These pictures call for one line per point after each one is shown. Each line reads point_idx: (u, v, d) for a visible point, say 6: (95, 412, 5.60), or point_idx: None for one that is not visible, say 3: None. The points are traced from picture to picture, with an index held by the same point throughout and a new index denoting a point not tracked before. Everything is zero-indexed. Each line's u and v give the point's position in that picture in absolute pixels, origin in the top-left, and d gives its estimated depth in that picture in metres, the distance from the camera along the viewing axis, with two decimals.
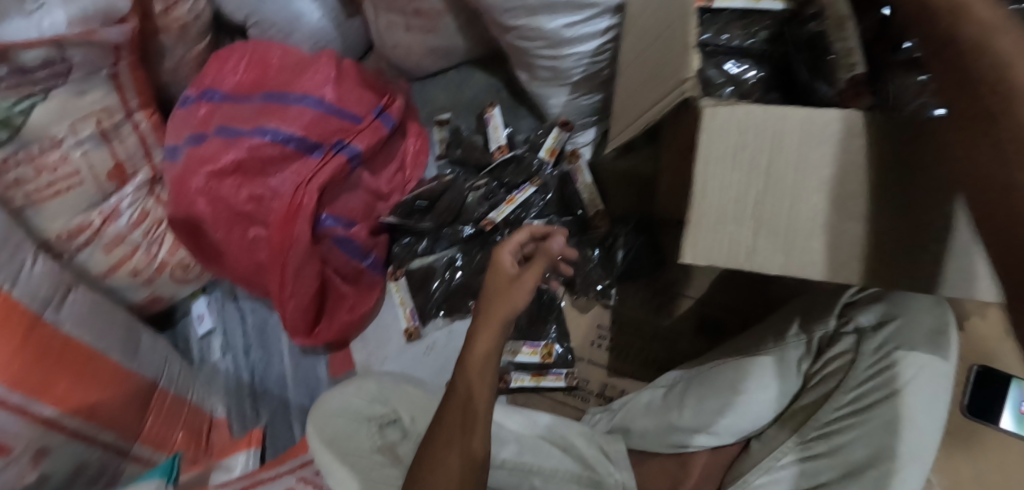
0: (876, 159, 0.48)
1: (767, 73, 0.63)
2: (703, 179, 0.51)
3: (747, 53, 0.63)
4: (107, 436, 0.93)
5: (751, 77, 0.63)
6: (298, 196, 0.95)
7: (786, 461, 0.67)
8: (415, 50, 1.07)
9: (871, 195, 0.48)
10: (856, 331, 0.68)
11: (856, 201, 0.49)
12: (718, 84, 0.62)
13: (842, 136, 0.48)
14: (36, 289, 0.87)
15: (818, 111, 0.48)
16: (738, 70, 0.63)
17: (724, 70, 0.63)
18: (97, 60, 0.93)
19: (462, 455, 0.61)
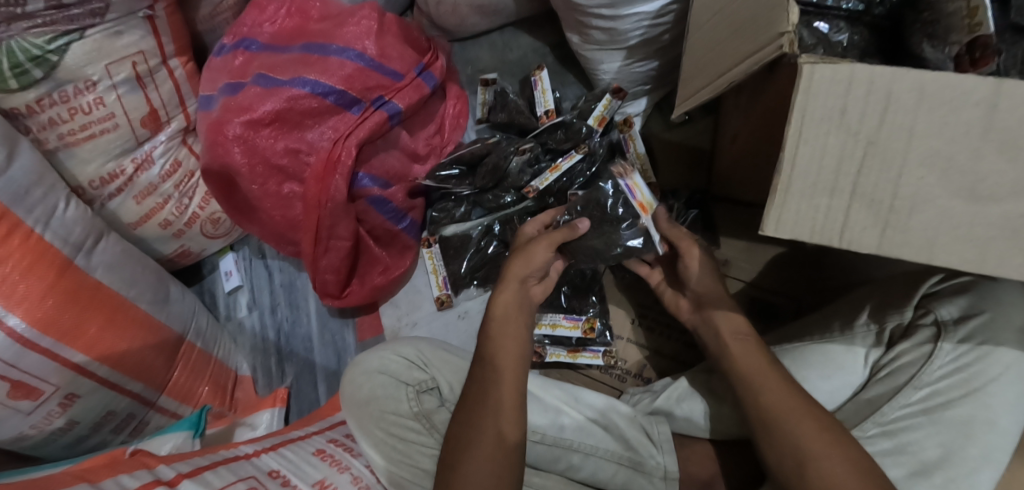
0: (982, 135, 0.46)
1: (859, 37, 0.60)
2: (795, 144, 0.50)
3: (839, 14, 0.60)
4: (135, 386, 0.92)
5: (843, 40, 0.60)
6: (336, 150, 0.92)
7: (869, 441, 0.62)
8: (460, 8, 1.02)
9: (983, 175, 0.47)
10: (935, 323, 0.64)
11: (955, 177, 0.47)
12: (811, 45, 0.59)
13: (952, 106, 0.46)
14: (69, 232, 0.86)
15: (930, 74, 0.46)
16: (830, 32, 0.60)
17: (815, 31, 0.60)
18: (134, 0, 0.90)
19: (496, 435, 0.65)
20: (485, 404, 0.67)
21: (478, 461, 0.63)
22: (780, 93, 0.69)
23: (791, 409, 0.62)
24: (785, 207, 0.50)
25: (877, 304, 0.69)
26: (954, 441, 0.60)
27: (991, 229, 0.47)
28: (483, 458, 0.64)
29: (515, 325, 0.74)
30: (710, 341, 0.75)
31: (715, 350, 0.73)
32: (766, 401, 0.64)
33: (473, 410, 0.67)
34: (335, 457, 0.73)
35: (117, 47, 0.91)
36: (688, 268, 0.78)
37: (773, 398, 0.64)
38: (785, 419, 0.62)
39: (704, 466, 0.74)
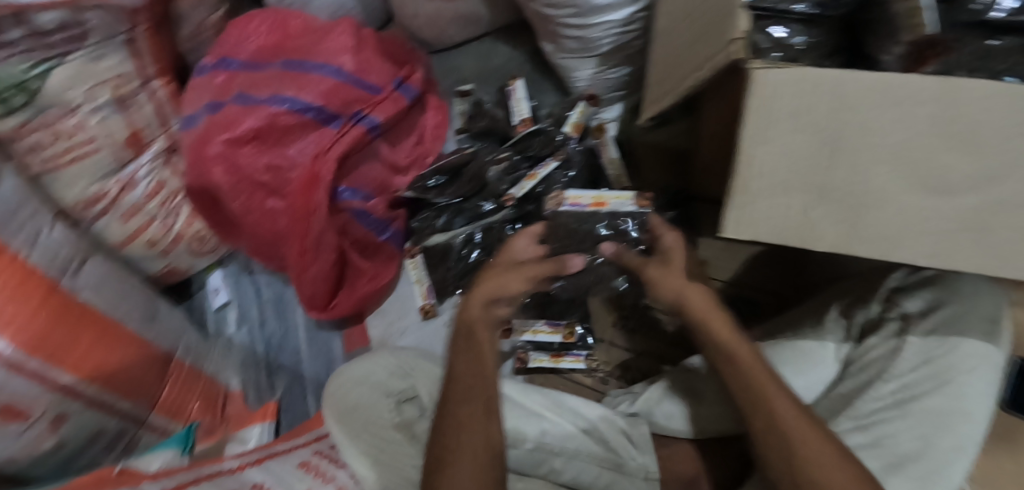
0: (931, 131, 0.47)
1: (817, 39, 0.61)
2: (750, 148, 0.51)
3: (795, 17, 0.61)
4: (124, 404, 0.93)
5: (799, 42, 0.61)
6: (317, 165, 0.94)
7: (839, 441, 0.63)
8: (437, 19, 1.04)
9: (935, 169, 0.48)
10: (901, 317, 0.67)
11: (910, 175, 0.48)
12: (765, 49, 0.61)
13: (905, 102, 0.47)
14: (56, 252, 0.87)
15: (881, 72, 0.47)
16: (785, 34, 0.61)
17: (770, 35, 0.61)
18: (114, 24, 0.92)
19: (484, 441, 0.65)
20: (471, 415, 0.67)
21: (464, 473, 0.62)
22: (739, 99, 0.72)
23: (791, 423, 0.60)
24: (744, 208, 0.52)
25: (845, 299, 0.72)
26: (928, 433, 0.60)
27: (947, 223, 0.48)
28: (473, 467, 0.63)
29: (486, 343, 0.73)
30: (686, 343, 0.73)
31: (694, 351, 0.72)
32: (767, 414, 0.61)
33: (453, 426, 0.66)
34: (319, 470, 0.74)
35: (98, 71, 0.93)
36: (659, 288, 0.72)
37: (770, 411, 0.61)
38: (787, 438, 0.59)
39: (687, 465, 0.76)
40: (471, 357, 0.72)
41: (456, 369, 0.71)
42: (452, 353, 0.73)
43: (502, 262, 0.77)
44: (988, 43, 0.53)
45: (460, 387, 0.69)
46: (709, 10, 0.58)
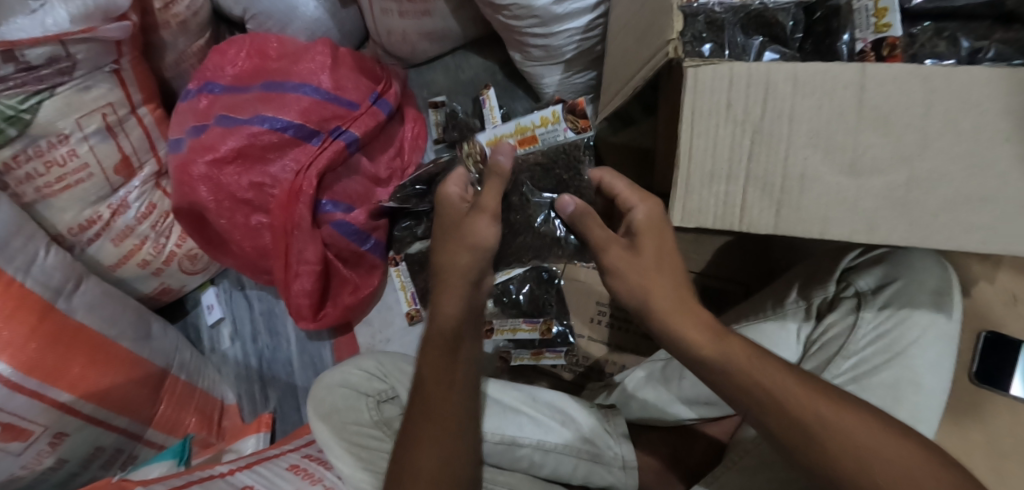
0: (825, 119, 0.53)
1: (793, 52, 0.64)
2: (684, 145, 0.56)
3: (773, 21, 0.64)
4: (122, 421, 0.96)
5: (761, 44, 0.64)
6: (298, 181, 0.98)
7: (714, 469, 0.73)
8: (410, 36, 1.07)
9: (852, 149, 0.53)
10: (856, 294, 0.73)
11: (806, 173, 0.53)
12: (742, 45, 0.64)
13: (795, 93, 0.53)
14: (50, 278, 0.90)
15: (756, 63, 0.53)
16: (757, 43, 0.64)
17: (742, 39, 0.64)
18: (99, 56, 0.95)
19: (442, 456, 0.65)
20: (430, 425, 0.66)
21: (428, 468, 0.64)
22: (672, 105, 0.81)
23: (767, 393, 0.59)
24: (689, 197, 0.56)
25: (804, 281, 0.78)
26: (884, 403, 0.67)
27: (877, 200, 0.53)
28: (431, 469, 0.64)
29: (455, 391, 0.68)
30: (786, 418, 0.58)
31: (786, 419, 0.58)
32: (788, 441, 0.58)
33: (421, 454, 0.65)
34: (307, 470, 0.79)
35: (86, 101, 0.97)
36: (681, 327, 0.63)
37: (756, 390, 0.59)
38: (821, 441, 0.56)
39: (660, 452, 0.83)
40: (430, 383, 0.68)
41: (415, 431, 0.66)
42: (423, 369, 0.69)
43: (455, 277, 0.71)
44: (911, 29, 0.60)
45: (430, 437, 0.65)
46: (655, 31, 0.64)
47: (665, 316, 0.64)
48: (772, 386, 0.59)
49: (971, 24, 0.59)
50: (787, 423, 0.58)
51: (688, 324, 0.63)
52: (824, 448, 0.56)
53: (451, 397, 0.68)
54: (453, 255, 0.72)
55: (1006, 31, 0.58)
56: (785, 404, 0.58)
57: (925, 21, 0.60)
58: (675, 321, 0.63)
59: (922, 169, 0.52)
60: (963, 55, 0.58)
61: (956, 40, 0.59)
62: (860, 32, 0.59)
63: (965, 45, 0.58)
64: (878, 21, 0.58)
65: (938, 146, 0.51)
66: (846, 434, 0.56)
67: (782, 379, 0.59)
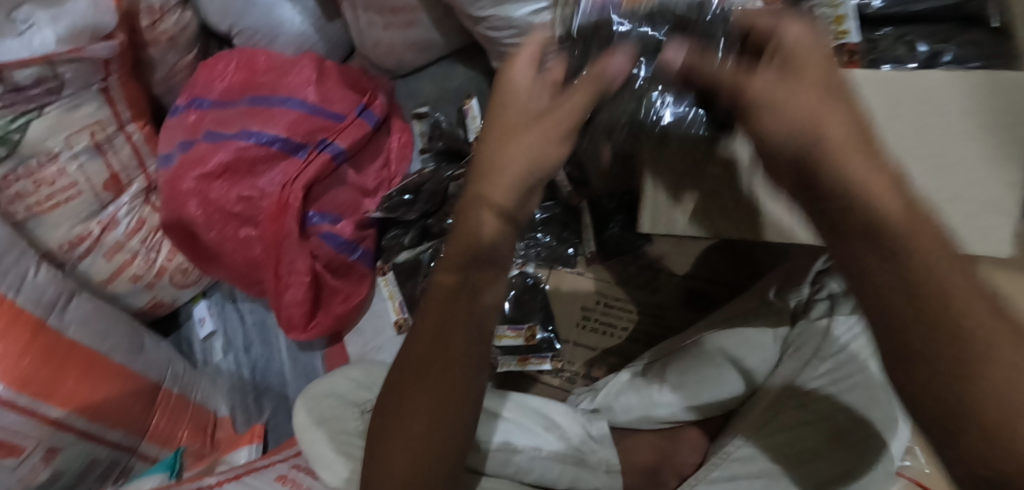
0: None
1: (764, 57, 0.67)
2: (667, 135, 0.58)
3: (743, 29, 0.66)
4: (115, 434, 0.97)
5: None
6: (285, 194, 0.99)
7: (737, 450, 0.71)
8: (395, 47, 1.09)
9: None
10: (829, 298, 0.77)
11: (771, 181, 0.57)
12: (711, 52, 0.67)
13: None
14: (42, 294, 0.91)
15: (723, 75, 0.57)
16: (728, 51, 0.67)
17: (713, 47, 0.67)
18: (88, 75, 0.97)
19: (416, 437, 0.63)
20: (414, 398, 0.64)
21: (399, 451, 0.63)
22: None
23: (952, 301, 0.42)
24: None
25: (780, 283, 0.82)
26: (859, 402, 0.68)
27: None
28: (402, 448, 0.63)
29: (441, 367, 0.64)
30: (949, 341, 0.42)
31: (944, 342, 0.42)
32: (872, 281, 0.44)
33: (395, 435, 0.63)
34: (295, 480, 0.80)
35: (75, 119, 0.98)
36: (868, 190, 0.44)
37: (922, 293, 0.43)
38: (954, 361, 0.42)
39: (646, 454, 0.84)
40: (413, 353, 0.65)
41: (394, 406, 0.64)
42: (422, 323, 0.65)
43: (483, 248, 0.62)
44: (872, 34, 0.64)
45: (411, 413, 0.63)
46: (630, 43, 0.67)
47: (766, 100, 0.48)
48: (925, 271, 0.43)
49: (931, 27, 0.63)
50: (898, 329, 0.44)
51: (848, 165, 0.45)
52: (977, 394, 0.41)
53: (439, 372, 0.63)
54: (478, 218, 0.62)
55: (963, 34, 0.62)
56: (924, 281, 0.43)
57: (886, 28, 0.64)
58: (814, 121, 0.46)
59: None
60: (922, 59, 0.62)
61: (914, 44, 0.62)
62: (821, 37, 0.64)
63: (923, 50, 0.62)
64: (837, 28, 0.63)
65: None
66: (989, 356, 0.41)
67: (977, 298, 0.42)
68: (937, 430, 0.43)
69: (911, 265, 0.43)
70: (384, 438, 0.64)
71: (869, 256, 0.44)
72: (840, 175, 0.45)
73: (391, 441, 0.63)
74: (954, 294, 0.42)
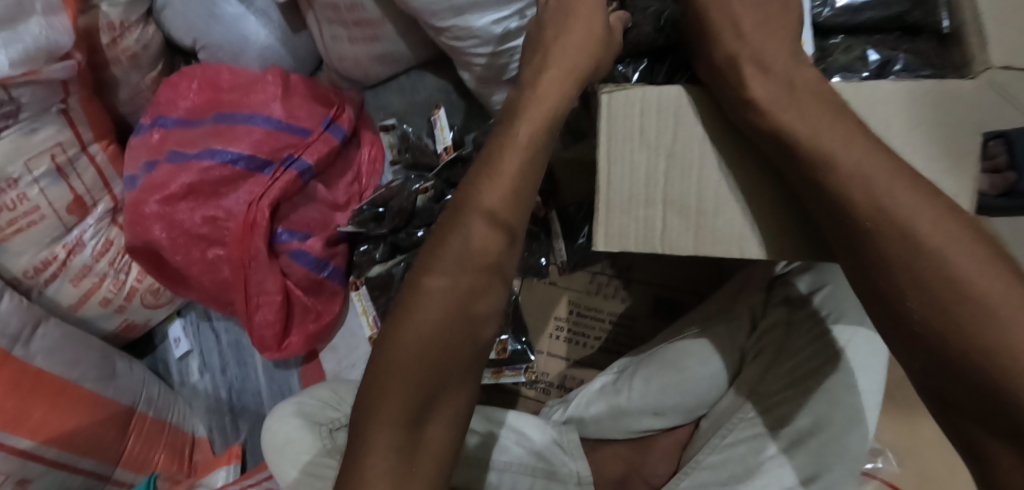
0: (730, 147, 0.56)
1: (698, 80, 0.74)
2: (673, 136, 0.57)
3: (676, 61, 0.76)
4: (88, 462, 0.96)
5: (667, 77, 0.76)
6: (251, 213, 0.98)
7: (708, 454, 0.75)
8: (361, 60, 1.07)
9: (759, 172, 0.56)
10: (789, 300, 0.78)
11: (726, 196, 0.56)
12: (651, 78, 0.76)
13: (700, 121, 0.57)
14: (6, 324, 0.89)
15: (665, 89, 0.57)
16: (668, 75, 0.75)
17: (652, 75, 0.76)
18: (45, 97, 0.95)
19: (398, 438, 0.59)
20: (400, 391, 0.60)
21: (383, 447, 0.59)
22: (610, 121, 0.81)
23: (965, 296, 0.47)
24: (610, 223, 0.58)
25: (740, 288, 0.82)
26: (822, 412, 0.68)
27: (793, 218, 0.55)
28: (383, 447, 0.59)
29: (446, 333, 0.62)
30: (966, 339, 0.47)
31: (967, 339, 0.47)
32: (883, 268, 0.49)
33: (376, 430, 0.59)
34: None
35: (34, 143, 0.96)
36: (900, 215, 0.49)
37: (952, 292, 0.47)
38: (961, 317, 0.47)
39: (616, 466, 0.84)
40: (411, 330, 0.62)
41: (376, 384, 0.61)
42: (405, 310, 0.63)
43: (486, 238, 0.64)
44: (827, 42, 0.65)
45: (393, 409, 0.60)
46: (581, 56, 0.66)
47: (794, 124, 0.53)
48: (914, 233, 0.48)
49: (879, 37, 0.65)
50: (906, 311, 0.49)
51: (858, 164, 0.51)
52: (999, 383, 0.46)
53: (434, 370, 0.62)
54: (467, 225, 0.64)
55: (911, 44, 0.64)
56: (922, 251, 0.48)
57: (838, 36, 0.65)
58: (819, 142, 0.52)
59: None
60: (873, 68, 0.63)
61: (865, 53, 0.64)
62: None
63: (875, 59, 0.63)
64: None
65: None
66: (999, 304, 0.46)
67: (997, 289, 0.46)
68: (952, 398, 0.48)
69: (930, 273, 0.48)
70: (361, 442, 0.60)
71: (876, 244, 0.50)
72: (856, 206, 0.50)
73: (368, 440, 0.59)
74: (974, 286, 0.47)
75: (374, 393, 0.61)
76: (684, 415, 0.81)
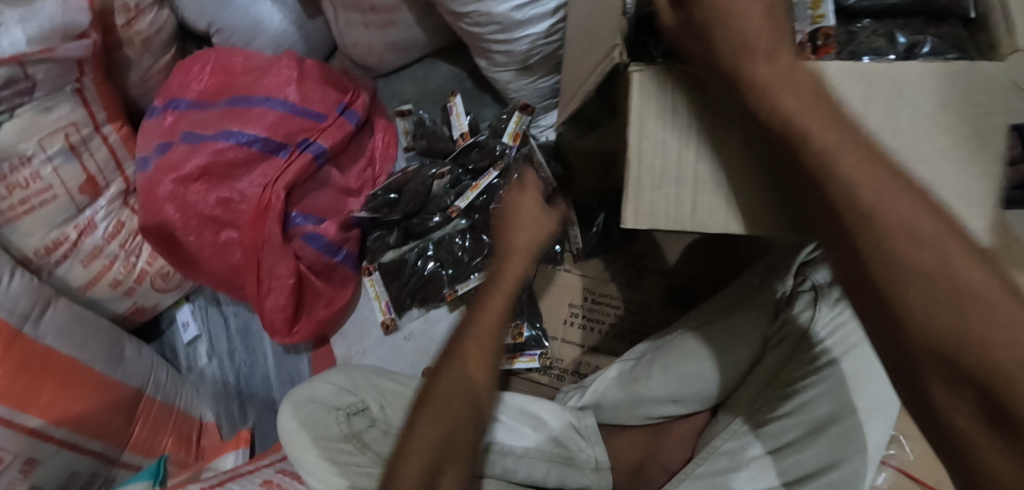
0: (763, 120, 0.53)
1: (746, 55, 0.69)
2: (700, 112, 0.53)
3: None
4: (96, 445, 0.95)
5: None
6: (267, 195, 0.97)
7: (727, 445, 0.74)
8: (375, 47, 1.07)
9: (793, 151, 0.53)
10: (813, 287, 0.75)
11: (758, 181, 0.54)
12: None
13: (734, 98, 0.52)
14: (16, 303, 0.88)
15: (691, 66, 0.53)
16: None
17: None
18: (60, 75, 0.95)
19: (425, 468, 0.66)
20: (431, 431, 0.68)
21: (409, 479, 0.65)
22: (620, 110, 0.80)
23: (967, 296, 0.46)
24: (640, 201, 0.55)
25: (762, 275, 0.80)
26: (843, 402, 0.69)
27: None
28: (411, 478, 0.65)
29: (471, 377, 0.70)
30: (974, 331, 0.45)
31: (971, 338, 0.45)
32: (884, 276, 0.48)
33: (405, 464, 0.66)
34: (281, 486, 0.79)
35: (47, 122, 0.96)
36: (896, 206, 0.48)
37: (953, 292, 0.46)
38: (964, 336, 0.46)
39: (631, 452, 0.84)
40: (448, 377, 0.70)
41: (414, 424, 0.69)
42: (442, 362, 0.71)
43: (500, 315, 0.70)
44: (853, 26, 0.66)
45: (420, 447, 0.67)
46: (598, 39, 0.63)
47: (792, 115, 0.49)
48: (911, 230, 0.47)
49: (903, 20, 0.66)
50: (908, 316, 0.47)
51: (861, 183, 0.48)
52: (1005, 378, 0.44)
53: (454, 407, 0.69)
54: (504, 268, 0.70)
55: (940, 27, 0.64)
56: (919, 269, 0.47)
57: (865, 19, 0.66)
58: (830, 156, 0.49)
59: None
60: (901, 50, 0.64)
61: (893, 37, 0.65)
62: (801, 23, 0.63)
63: (902, 42, 0.64)
64: (814, 12, 0.62)
65: None
66: (997, 317, 0.45)
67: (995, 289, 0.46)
68: (948, 417, 0.47)
69: (932, 274, 0.47)
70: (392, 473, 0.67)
71: (878, 252, 0.48)
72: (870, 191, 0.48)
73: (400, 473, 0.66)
74: (975, 278, 0.46)
75: (408, 437, 0.68)
76: (701, 404, 0.80)
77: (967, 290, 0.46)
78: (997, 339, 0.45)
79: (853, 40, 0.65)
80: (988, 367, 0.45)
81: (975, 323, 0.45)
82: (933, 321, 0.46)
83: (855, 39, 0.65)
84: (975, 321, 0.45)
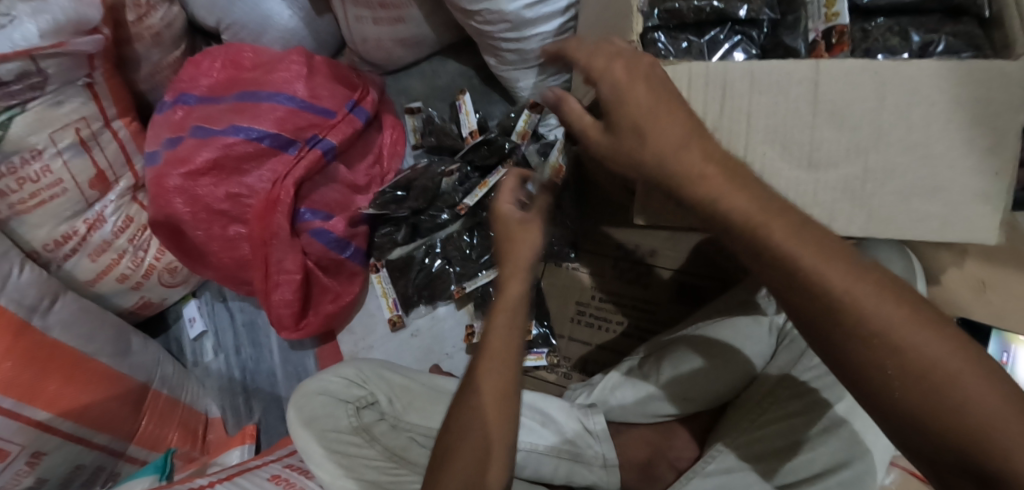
0: None
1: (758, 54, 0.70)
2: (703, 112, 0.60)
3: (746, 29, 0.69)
4: (102, 437, 0.95)
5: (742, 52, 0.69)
6: (275, 191, 0.98)
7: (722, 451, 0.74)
8: (385, 43, 1.07)
9: None
10: None
11: None
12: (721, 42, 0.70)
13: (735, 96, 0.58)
14: (24, 295, 0.89)
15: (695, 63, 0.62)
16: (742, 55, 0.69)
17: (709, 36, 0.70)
18: (72, 70, 0.95)
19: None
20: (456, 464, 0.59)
21: None
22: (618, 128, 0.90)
23: (936, 374, 0.45)
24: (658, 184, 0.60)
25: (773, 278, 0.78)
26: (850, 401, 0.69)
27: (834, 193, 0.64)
28: None
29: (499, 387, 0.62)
30: (953, 408, 0.44)
31: (953, 418, 0.44)
32: (853, 360, 0.46)
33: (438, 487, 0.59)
34: (289, 479, 0.79)
35: (58, 116, 0.96)
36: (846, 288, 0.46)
37: (919, 371, 0.45)
38: (950, 411, 0.44)
39: (640, 449, 0.84)
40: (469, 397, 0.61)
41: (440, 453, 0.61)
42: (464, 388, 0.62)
43: (496, 355, 0.62)
44: (868, 23, 0.67)
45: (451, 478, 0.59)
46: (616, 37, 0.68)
47: (735, 224, 0.49)
48: (864, 315, 0.46)
49: (920, 19, 0.66)
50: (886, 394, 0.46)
51: (830, 274, 0.47)
52: (996, 453, 0.43)
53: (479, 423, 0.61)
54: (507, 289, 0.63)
55: (955, 25, 0.64)
56: (889, 346, 0.45)
57: (879, 17, 0.66)
58: (793, 240, 0.48)
59: (874, 161, 0.62)
60: (915, 48, 0.65)
61: (908, 34, 0.65)
62: (813, 21, 0.67)
63: (916, 40, 0.65)
64: (828, 11, 0.65)
65: (888, 140, 0.61)
66: (970, 393, 0.44)
67: (961, 364, 0.45)
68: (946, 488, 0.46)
69: (901, 357, 0.45)
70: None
71: (840, 337, 0.47)
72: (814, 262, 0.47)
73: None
74: (943, 352, 0.45)
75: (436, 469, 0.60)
76: (711, 403, 0.80)
77: (934, 365, 0.45)
78: (980, 412, 0.44)
79: (868, 40, 0.66)
80: (974, 443, 0.44)
81: (955, 400, 0.44)
82: (907, 399, 0.45)
83: (868, 38, 0.66)
84: (956, 398, 0.44)
